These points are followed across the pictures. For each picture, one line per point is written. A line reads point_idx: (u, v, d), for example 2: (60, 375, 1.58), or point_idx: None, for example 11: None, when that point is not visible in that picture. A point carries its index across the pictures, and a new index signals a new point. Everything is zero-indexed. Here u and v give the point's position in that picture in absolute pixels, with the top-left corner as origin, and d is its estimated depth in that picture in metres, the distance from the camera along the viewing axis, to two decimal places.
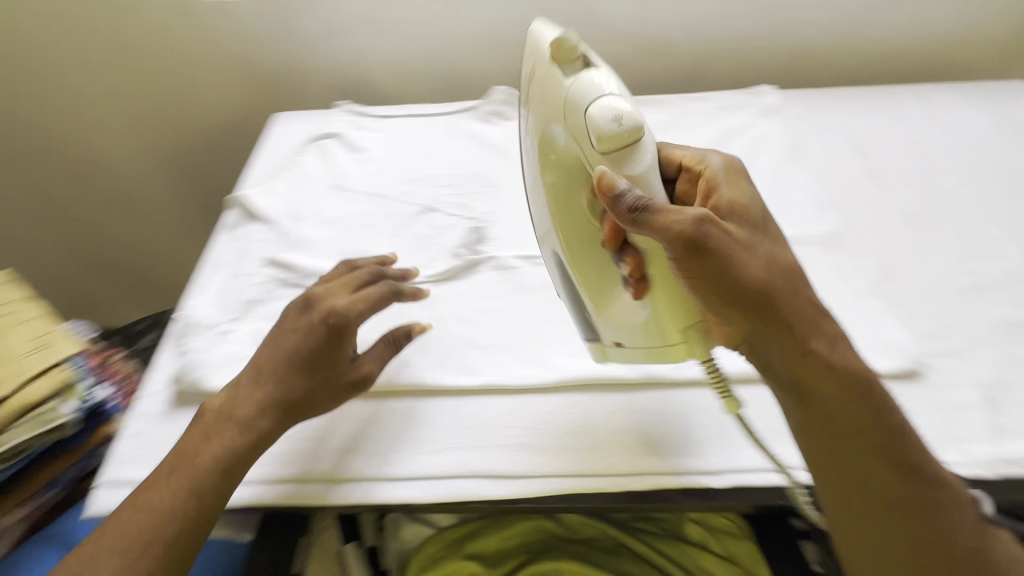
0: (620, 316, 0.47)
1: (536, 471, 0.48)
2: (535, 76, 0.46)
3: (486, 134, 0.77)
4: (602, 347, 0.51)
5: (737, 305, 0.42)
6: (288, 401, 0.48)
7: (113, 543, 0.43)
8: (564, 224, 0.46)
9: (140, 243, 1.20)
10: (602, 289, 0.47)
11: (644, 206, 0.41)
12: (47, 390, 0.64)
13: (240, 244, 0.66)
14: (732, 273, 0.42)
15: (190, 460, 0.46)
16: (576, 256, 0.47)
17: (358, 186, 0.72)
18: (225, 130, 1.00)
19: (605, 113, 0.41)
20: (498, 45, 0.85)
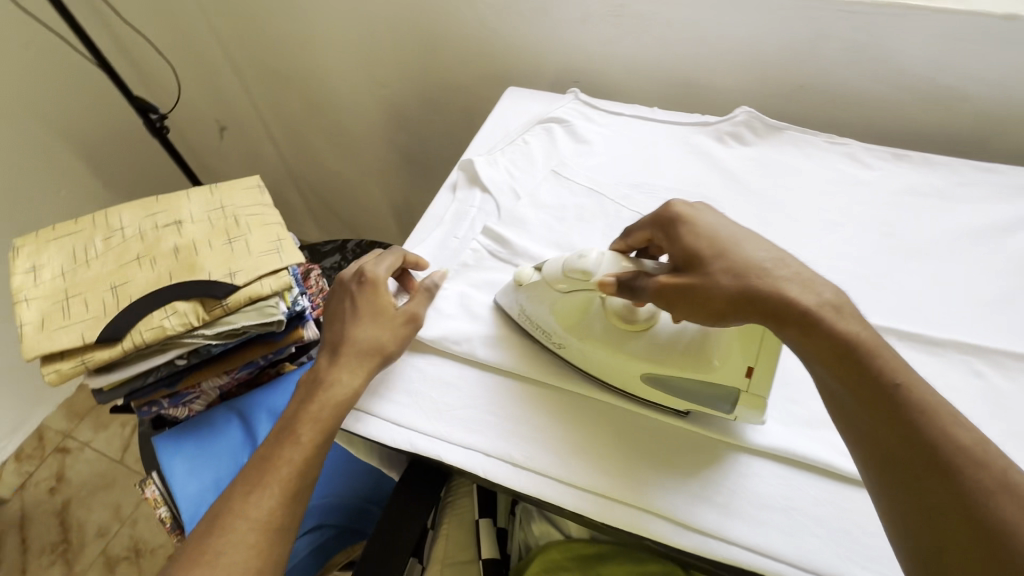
0: (727, 373, 0.46)
1: (713, 533, 0.46)
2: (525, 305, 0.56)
3: (719, 155, 0.72)
4: (750, 397, 0.46)
5: (730, 299, 0.42)
6: (368, 337, 0.54)
7: (262, 456, 0.50)
8: (630, 351, 0.50)
9: (352, 172, 1.37)
10: (700, 365, 0.47)
11: (632, 276, 0.47)
12: (274, 289, 0.73)
13: (460, 208, 0.70)
14: (709, 287, 0.43)
15: (316, 395, 0.52)
16: (658, 361, 0.49)
17: (576, 177, 0.71)
18: (447, 93, 1.06)
19: (570, 261, 0.51)
20: (751, 63, 0.78)
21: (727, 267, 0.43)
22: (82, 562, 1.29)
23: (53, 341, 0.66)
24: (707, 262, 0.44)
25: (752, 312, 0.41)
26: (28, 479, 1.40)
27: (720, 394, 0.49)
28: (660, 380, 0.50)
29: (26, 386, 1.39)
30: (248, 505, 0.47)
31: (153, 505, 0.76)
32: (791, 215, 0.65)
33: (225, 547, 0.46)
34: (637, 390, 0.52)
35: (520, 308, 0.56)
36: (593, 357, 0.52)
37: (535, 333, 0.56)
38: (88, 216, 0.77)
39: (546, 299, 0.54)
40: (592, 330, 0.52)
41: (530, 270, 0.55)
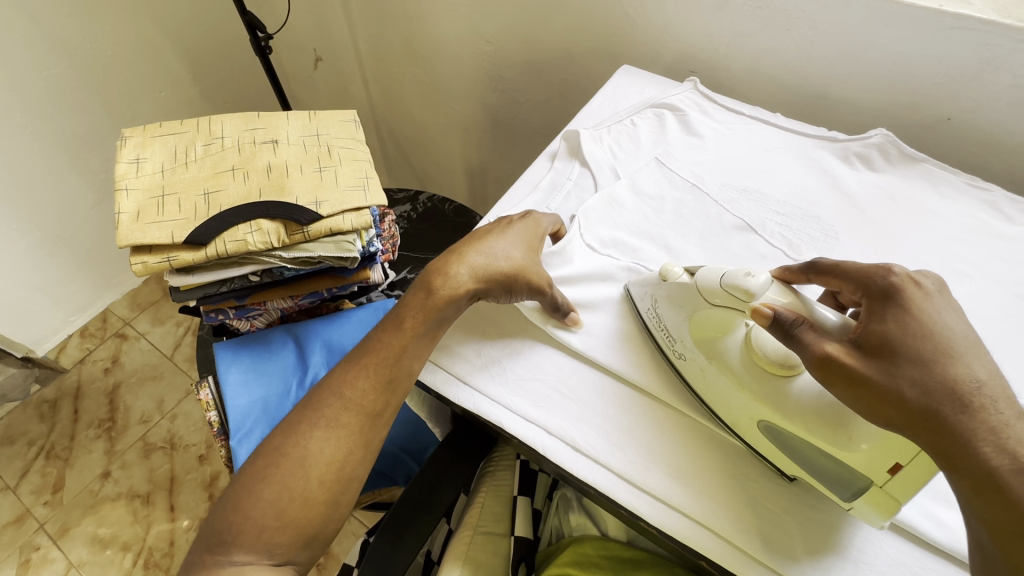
0: (865, 461, 0.40)
1: (768, 565, 0.45)
2: (661, 301, 0.53)
3: (841, 175, 0.67)
4: (881, 494, 0.41)
5: (907, 412, 0.37)
6: (498, 250, 0.54)
7: (366, 343, 0.53)
8: (764, 395, 0.46)
9: (434, 124, 1.36)
10: (838, 440, 0.41)
11: (795, 319, 0.42)
12: (354, 226, 0.73)
13: (557, 178, 0.69)
14: (889, 388, 0.37)
15: (425, 288, 0.53)
16: (788, 417, 0.44)
17: (681, 169, 0.67)
18: (549, 60, 1.03)
19: (734, 277, 0.45)
20: (896, 82, 0.71)
21: (918, 378, 0.37)
22: (123, 442, 1.38)
23: (145, 233, 0.69)
24: (899, 360, 0.38)
25: (912, 415, 0.36)
26: (88, 356, 1.49)
27: (845, 480, 0.43)
28: (775, 432, 0.46)
29: (98, 270, 1.46)
30: (346, 387, 0.50)
31: (205, 407, 0.80)
32: (912, 254, 0.60)
33: (323, 416, 0.49)
34: (748, 432, 0.48)
35: (653, 306, 0.54)
36: (713, 382, 0.49)
37: (661, 341, 0.53)
38: (194, 118, 0.79)
39: (688, 306, 0.51)
40: (725, 357, 0.49)
41: (679, 269, 0.52)
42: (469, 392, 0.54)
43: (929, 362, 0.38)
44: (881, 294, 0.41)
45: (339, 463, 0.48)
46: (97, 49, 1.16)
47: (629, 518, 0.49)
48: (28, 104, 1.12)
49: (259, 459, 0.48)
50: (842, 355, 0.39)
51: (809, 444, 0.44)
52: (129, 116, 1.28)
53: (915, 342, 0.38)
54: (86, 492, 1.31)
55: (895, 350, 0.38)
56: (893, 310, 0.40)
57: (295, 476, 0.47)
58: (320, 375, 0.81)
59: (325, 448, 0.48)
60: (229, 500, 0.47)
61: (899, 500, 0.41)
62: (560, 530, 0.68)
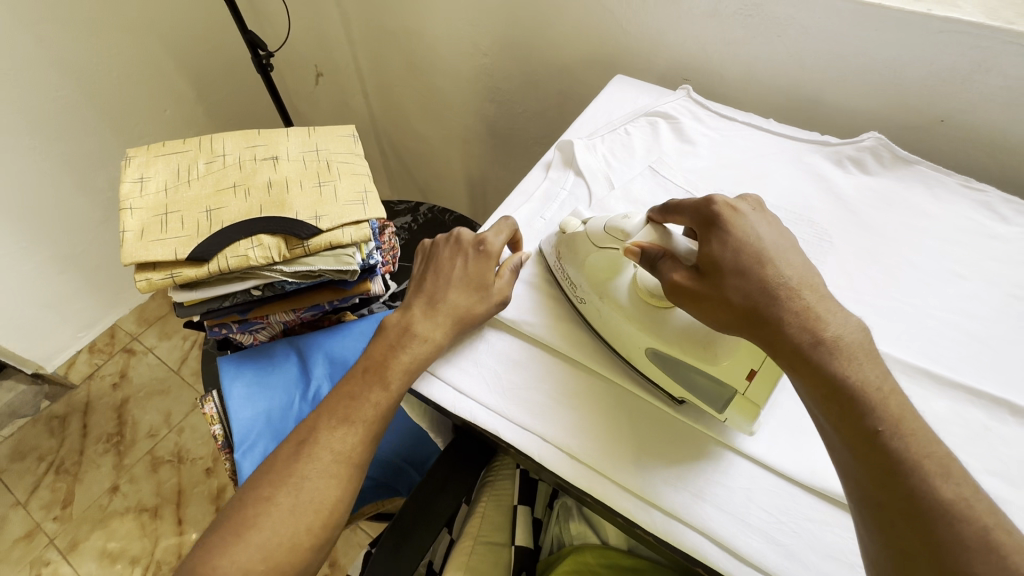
0: (728, 369, 0.46)
1: (664, 508, 0.46)
2: (561, 253, 0.57)
3: (835, 180, 0.67)
4: (744, 400, 0.46)
5: (735, 316, 0.42)
6: (467, 305, 0.56)
7: (350, 397, 0.53)
8: (645, 323, 0.49)
9: (433, 135, 1.37)
10: (707, 354, 0.46)
11: (659, 252, 0.47)
12: (353, 239, 0.74)
13: (552, 187, 0.70)
14: (716, 300, 0.43)
15: (407, 347, 0.54)
16: (666, 339, 0.48)
17: (674, 177, 0.68)
18: (545, 71, 1.04)
19: (615, 221, 0.53)
20: (888, 86, 0.72)
21: (739, 286, 0.42)
22: (131, 456, 1.39)
23: (149, 250, 0.70)
24: (724, 274, 0.43)
25: (742, 323, 0.42)
26: (96, 371, 1.51)
27: (715, 391, 0.47)
28: (661, 356, 0.49)
29: (105, 287, 1.49)
30: (335, 439, 0.51)
31: (210, 421, 0.81)
32: (907, 256, 0.60)
33: (314, 467, 0.50)
34: (640, 359, 0.51)
35: (565, 274, 0.57)
36: (611, 321, 0.52)
37: (568, 290, 0.57)
38: (196, 137, 0.81)
39: (579, 255, 0.55)
40: (615, 295, 0.52)
41: (577, 222, 0.57)
42: (455, 397, 0.53)
43: (749, 270, 0.43)
44: (704, 221, 0.47)
45: (327, 511, 0.50)
46: (102, 71, 1.18)
47: (626, 526, 0.48)
48: (36, 125, 1.14)
49: (247, 505, 0.49)
50: (683, 278, 0.45)
51: (684, 361, 0.48)
52: (134, 134, 1.30)
53: (734, 257, 0.44)
54: (95, 507, 1.32)
55: (723, 266, 0.43)
56: (722, 237, 0.45)
57: (286, 522, 0.48)
58: (322, 387, 0.82)
59: (316, 495, 0.49)
60: (215, 544, 0.48)
61: (755, 403, 0.45)
62: (561, 538, 0.67)
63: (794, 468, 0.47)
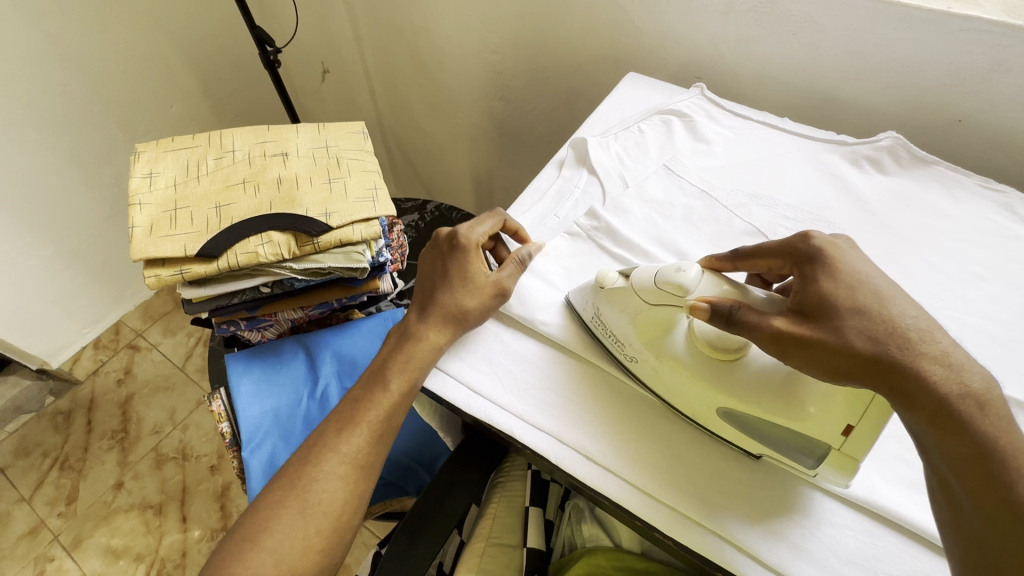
0: (821, 426, 0.42)
1: (710, 526, 0.45)
2: (599, 305, 0.53)
3: (852, 179, 0.66)
4: (841, 457, 0.42)
5: (862, 364, 0.39)
6: (455, 301, 0.55)
7: (356, 399, 0.53)
8: (715, 382, 0.46)
9: (440, 132, 1.37)
10: (792, 411, 0.43)
11: (734, 306, 0.43)
12: (363, 237, 0.73)
13: (565, 186, 0.69)
14: (839, 345, 0.39)
15: (406, 347, 0.54)
16: (743, 398, 0.45)
17: (689, 175, 0.67)
18: (555, 68, 1.03)
19: (666, 274, 0.47)
20: (905, 85, 0.71)
21: (860, 327, 0.39)
22: (135, 453, 1.39)
23: (158, 246, 0.69)
24: (839, 316, 0.40)
25: (872, 375, 0.38)
26: (101, 367, 1.51)
27: (805, 447, 0.44)
28: (736, 417, 0.46)
29: (111, 283, 1.48)
30: (340, 440, 0.51)
31: (217, 418, 0.81)
32: (926, 257, 0.59)
33: (322, 470, 0.50)
34: (709, 421, 0.48)
35: (595, 312, 0.53)
36: (669, 379, 0.49)
37: (609, 344, 0.53)
38: (205, 133, 0.80)
39: (628, 309, 0.51)
40: (672, 352, 0.49)
41: (615, 274, 0.52)
42: (462, 392, 0.53)
43: (865, 308, 0.40)
44: (798, 259, 0.45)
45: (336, 513, 0.49)
46: (109, 66, 1.18)
47: (643, 529, 0.48)
48: (42, 121, 1.14)
49: (259, 509, 0.49)
50: (781, 326, 0.41)
51: (765, 421, 0.45)
52: (141, 130, 1.30)
53: (849, 294, 0.41)
54: (100, 504, 1.32)
55: (828, 309, 0.41)
56: (826, 276, 0.43)
57: (296, 526, 0.48)
58: (331, 386, 0.81)
59: (325, 498, 0.49)
60: (229, 550, 0.48)
61: (851, 461, 0.42)
62: (573, 540, 0.67)
63: (819, 472, 0.46)
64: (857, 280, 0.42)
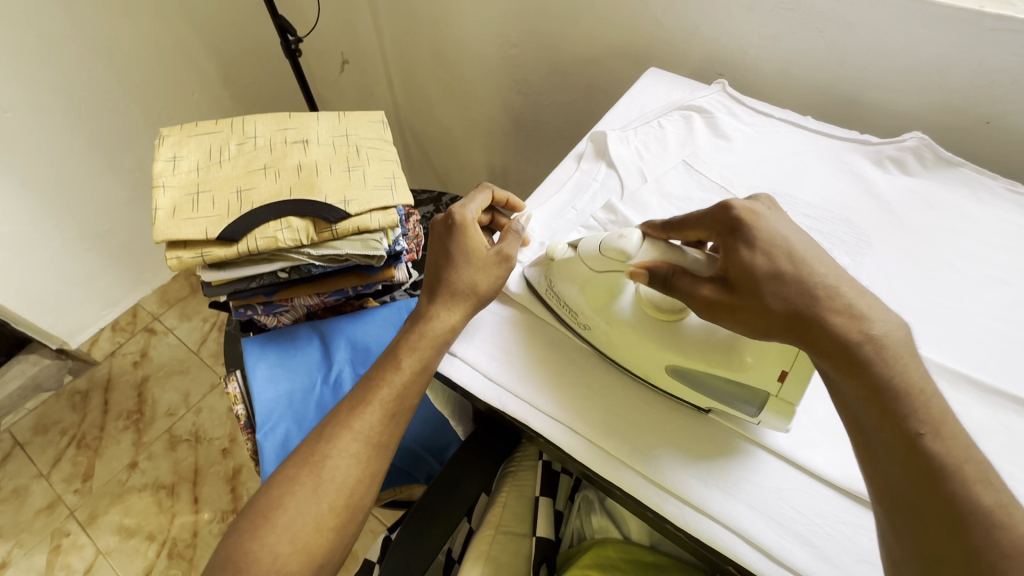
0: (759, 375, 0.45)
1: (716, 517, 0.45)
2: (552, 277, 0.55)
3: (874, 179, 0.65)
4: (778, 402, 0.45)
5: (779, 323, 0.41)
6: (462, 280, 0.55)
7: (368, 379, 0.53)
8: (660, 341, 0.49)
9: (457, 125, 1.37)
10: (731, 364, 0.46)
11: (667, 272, 0.46)
12: (381, 225, 0.74)
13: (583, 178, 0.69)
14: (760, 308, 0.42)
15: (416, 327, 0.54)
16: (686, 354, 0.48)
17: (708, 171, 0.67)
18: (575, 63, 1.03)
19: (608, 241, 0.49)
20: (931, 86, 0.70)
21: (779, 292, 0.41)
22: (150, 434, 1.41)
23: (180, 229, 0.71)
24: (760, 280, 0.42)
25: (793, 337, 0.41)
26: (118, 349, 1.53)
27: (745, 397, 0.47)
28: (684, 374, 0.48)
29: (129, 266, 1.51)
30: (353, 419, 0.51)
31: (232, 400, 0.82)
32: (948, 260, 0.59)
33: (335, 448, 0.50)
34: (660, 379, 0.51)
35: (548, 284, 0.56)
36: (619, 343, 0.51)
37: (563, 313, 0.55)
38: (228, 119, 0.81)
39: (576, 278, 0.53)
40: (620, 316, 0.51)
41: (564, 246, 0.54)
42: (478, 379, 0.54)
43: (786, 273, 0.42)
44: (726, 227, 0.46)
45: (349, 489, 0.50)
46: (134, 52, 1.20)
47: (655, 521, 0.48)
48: (68, 104, 1.16)
49: (274, 486, 0.50)
50: (703, 290, 0.45)
51: (708, 374, 0.47)
52: (163, 116, 1.32)
53: (770, 260, 0.43)
54: (114, 482, 1.34)
55: (755, 272, 0.43)
56: (753, 240, 0.44)
57: (310, 503, 0.48)
58: (344, 372, 0.82)
59: (338, 476, 0.50)
60: (244, 526, 0.48)
61: (787, 407, 0.45)
62: (582, 532, 0.67)
63: (836, 474, 0.46)
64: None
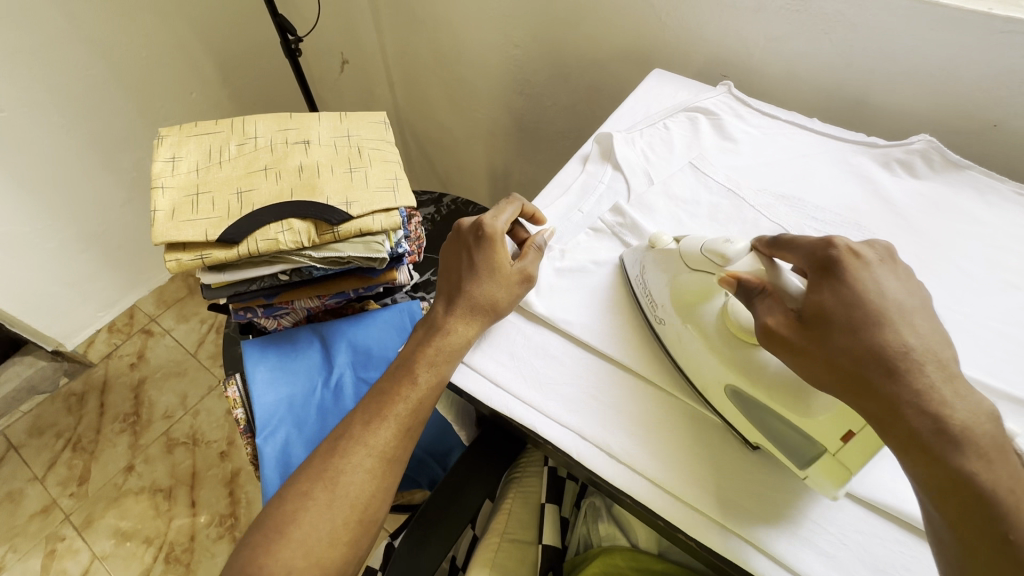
0: (822, 428, 0.41)
1: (728, 527, 0.44)
2: (649, 268, 0.54)
3: (882, 182, 0.65)
4: (835, 463, 0.41)
5: (844, 377, 0.38)
6: (482, 295, 0.55)
7: (383, 393, 0.53)
8: (728, 354, 0.47)
9: (458, 126, 1.36)
10: (794, 407, 0.42)
11: (752, 287, 0.44)
12: (383, 226, 0.73)
13: (589, 180, 0.68)
14: (828, 354, 0.39)
15: (432, 340, 0.54)
16: (752, 377, 0.45)
17: (715, 173, 0.66)
18: (578, 64, 1.02)
19: (714, 243, 0.48)
20: (937, 89, 0.69)
21: (852, 347, 0.38)
22: (147, 437, 1.40)
23: (179, 231, 0.70)
24: (835, 329, 0.39)
25: (852, 391, 0.38)
26: (115, 351, 1.52)
27: (802, 446, 0.44)
28: (743, 398, 0.46)
29: (126, 268, 1.49)
30: (368, 433, 0.51)
31: (232, 404, 0.81)
32: (958, 264, 0.58)
33: (350, 463, 0.50)
34: (716, 398, 0.48)
35: (641, 270, 0.55)
36: (688, 347, 0.50)
37: (645, 307, 0.54)
38: (228, 119, 0.80)
39: (670, 271, 0.52)
40: (701, 319, 0.49)
41: (668, 238, 0.54)
42: (486, 387, 0.52)
43: (862, 327, 0.38)
44: (818, 264, 0.42)
45: (363, 505, 0.49)
46: (132, 51, 1.18)
47: (666, 530, 0.47)
48: (64, 103, 1.15)
49: (286, 500, 0.49)
50: (776, 316, 0.42)
51: (769, 411, 0.44)
52: (160, 116, 1.31)
53: (847, 310, 0.39)
54: (110, 486, 1.33)
55: (838, 318, 0.39)
56: (842, 289, 0.40)
57: (323, 518, 0.48)
58: (345, 376, 0.81)
59: (352, 491, 0.49)
60: (257, 540, 0.48)
61: (843, 470, 0.41)
62: (589, 539, 0.66)
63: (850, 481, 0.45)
64: (900, 287, 0.41)
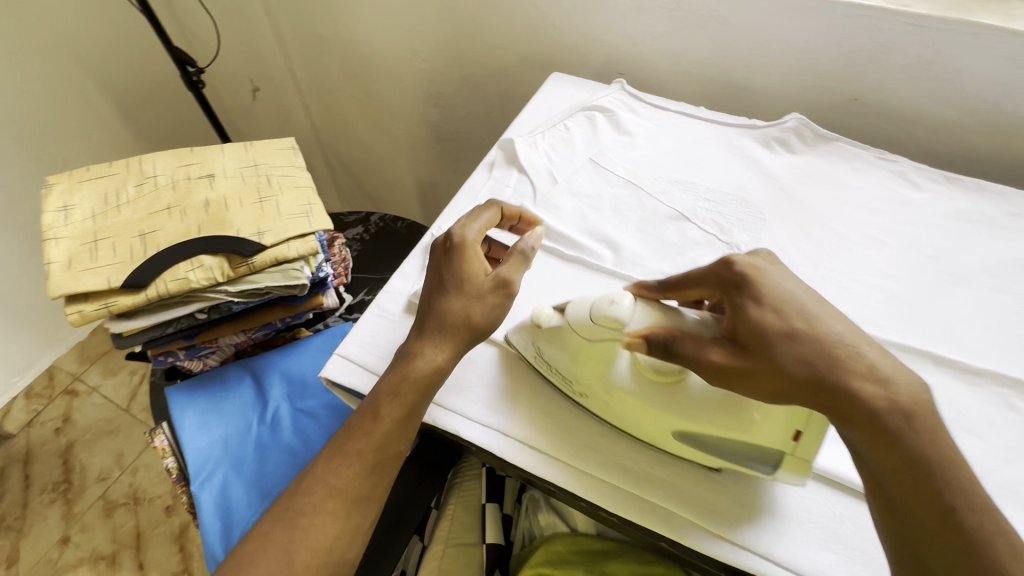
0: (772, 434, 0.43)
1: (644, 497, 0.48)
2: (546, 347, 0.51)
3: (764, 160, 0.70)
4: (794, 460, 0.43)
5: (803, 387, 0.39)
6: (455, 312, 0.50)
7: (348, 426, 0.49)
8: (667, 410, 0.46)
9: (378, 143, 1.36)
10: (742, 426, 0.44)
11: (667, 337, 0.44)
12: (300, 253, 0.72)
13: (496, 186, 0.70)
14: (774, 365, 0.40)
15: (401, 366, 0.49)
16: (700, 421, 0.45)
17: (614, 167, 0.70)
18: (485, 72, 1.05)
19: (600, 307, 0.47)
20: (803, 71, 0.76)
21: (797, 351, 0.40)
22: (81, 504, 1.31)
23: (78, 280, 0.66)
24: (771, 341, 0.41)
25: (816, 398, 0.39)
26: (36, 418, 1.41)
27: (760, 456, 0.45)
28: (692, 437, 0.46)
29: (38, 327, 1.39)
30: (331, 472, 0.47)
31: (161, 454, 0.77)
32: (833, 228, 0.64)
33: (312, 504, 0.47)
34: (668, 443, 0.48)
35: (536, 350, 0.52)
36: (619, 408, 0.49)
37: (552, 376, 0.52)
38: (124, 160, 0.77)
39: (564, 347, 0.50)
40: (618, 384, 0.48)
41: (549, 312, 0.51)
42: None
43: (797, 332, 0.41)
44: (726, 281, 0.45)
45: (326, 549, 0.46)
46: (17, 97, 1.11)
47: (589, 509, 0.50)
48: None
49: (244, 545, 0.46)
50: (712, 355, 0.42)
51: (723, 438, 0.45)
52: (59, 163, 1.23)
53: (781, 319, 0.42)
54: (45, 562, 1.23)
55: (775, 334, 0.41)
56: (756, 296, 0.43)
57: (282, 564, 0.45)
58: (281, 409, 0.79)
59: (313, 535, 0.46)
60: None
61: (801, 466, 0.44)
62: (531, 531, 0.67)
63: None
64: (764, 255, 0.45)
